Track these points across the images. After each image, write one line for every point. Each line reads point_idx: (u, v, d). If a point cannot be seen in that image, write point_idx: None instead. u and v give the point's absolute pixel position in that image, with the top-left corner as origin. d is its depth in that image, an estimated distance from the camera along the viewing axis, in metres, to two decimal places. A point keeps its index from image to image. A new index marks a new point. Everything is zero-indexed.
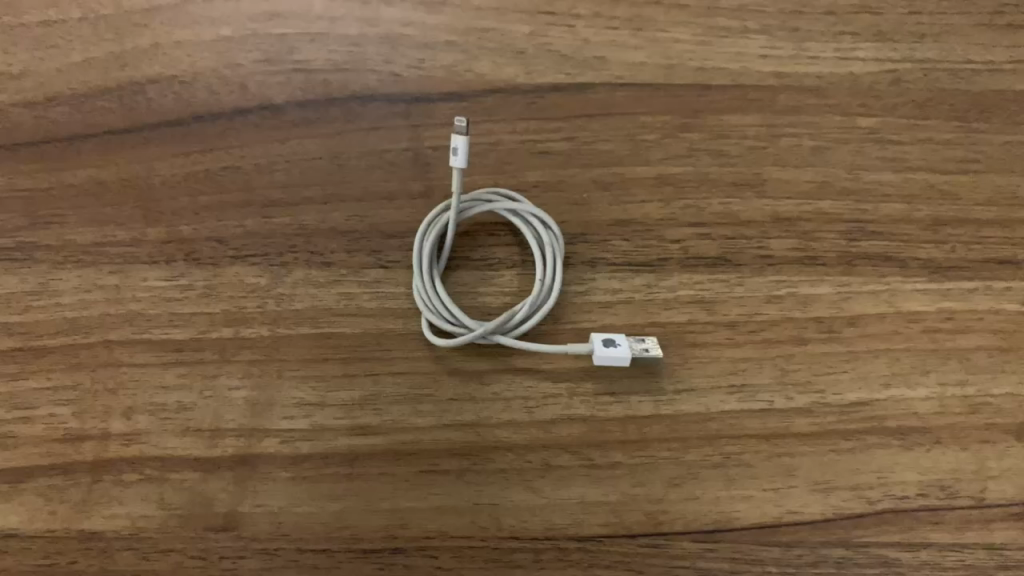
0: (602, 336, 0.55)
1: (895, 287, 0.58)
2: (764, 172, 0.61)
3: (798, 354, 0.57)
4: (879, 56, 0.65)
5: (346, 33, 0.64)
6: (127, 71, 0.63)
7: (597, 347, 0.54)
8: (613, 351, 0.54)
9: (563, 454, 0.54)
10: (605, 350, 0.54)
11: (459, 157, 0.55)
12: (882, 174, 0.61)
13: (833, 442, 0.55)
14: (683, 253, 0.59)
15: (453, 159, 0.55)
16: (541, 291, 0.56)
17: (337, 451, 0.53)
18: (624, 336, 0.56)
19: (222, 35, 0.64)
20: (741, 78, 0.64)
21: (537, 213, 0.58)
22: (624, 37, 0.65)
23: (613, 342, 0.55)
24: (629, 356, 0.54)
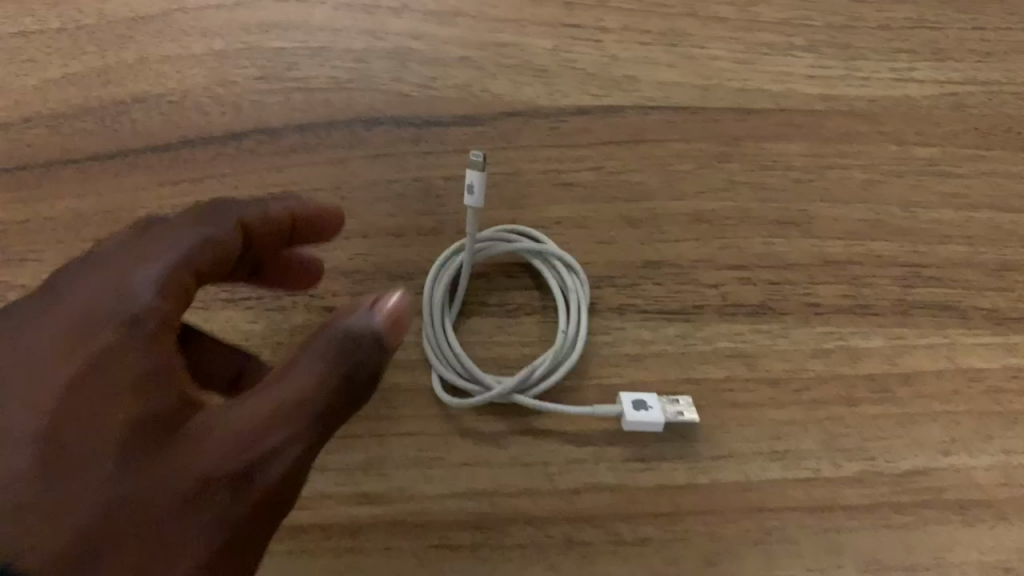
0: (633, 396, 0.50)
1: (955, 340, 0.53)
2: (811, 209, 0.56)
3: (847, 416, 0.51)
4: (938, 77, 0.59)
5: (351, 47, 0.59)
6: (110, 88, 0.57)
7: (629, 411, 0.49)
8: (644, 414, 0.49)
9: (587, 527, 0.49)
10: (637, 414, 0.49)
11: (475, 195, 0.49)
12: (941, 211, 0.56)
13: (885, 516, 0.50)
14: (722, 299, 0.53)
15: (467, 198, 0.49)
16: (565, 344, 0.51)
17: (340, 522, 0.49)
18: (657, 397, 0.50)
19: (215, 49, 0.58)
20: (785, 101, 0.58)
21: (561, 253, 0.53)
22: (657, 53, 0.59)
23: (644, 405, 0.49)
24: (663, 420, 0.49)
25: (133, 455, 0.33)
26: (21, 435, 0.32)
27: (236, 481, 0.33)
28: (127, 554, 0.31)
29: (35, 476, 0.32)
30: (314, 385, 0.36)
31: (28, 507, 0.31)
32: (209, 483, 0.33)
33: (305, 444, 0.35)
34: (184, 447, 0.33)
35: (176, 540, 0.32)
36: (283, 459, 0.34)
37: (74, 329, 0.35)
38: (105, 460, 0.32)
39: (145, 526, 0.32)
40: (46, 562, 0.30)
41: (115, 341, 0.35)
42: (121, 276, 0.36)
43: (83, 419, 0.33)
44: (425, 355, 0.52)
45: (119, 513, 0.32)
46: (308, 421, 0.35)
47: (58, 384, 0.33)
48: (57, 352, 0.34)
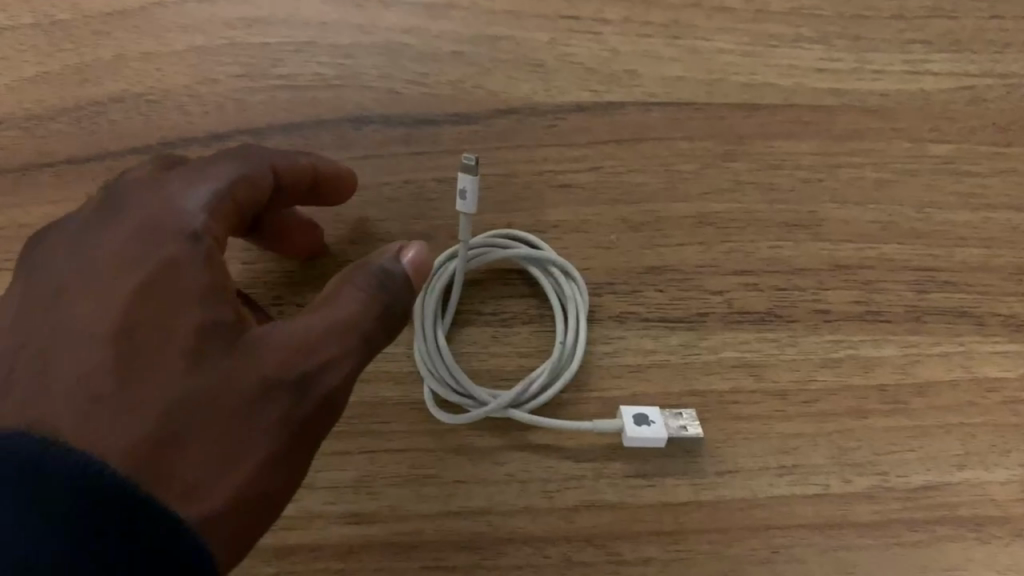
0: (634, 410, 0.48)
1: (971, 348, 0.51)
2: (820, 211, 0.53)
3: (857, 429, 0.49)
4: (954, 70, 0.56)
5: (339, 42, 0.56)
6: (87, 87, 0.55)
7: (630, 427, 0.47)
8: (647, 430, 0.47)
9: (587, 547, 0.47)
10: (638, 430, 0.47)
11: (466, 201, 0.46)
12: (957, 212, 0.53)
13: (898, 533, 0.48)
14: (728, 306, 0.51)
15: (458, 203, 0.46)
16: (562, 355, 0.48)
17: (330, 543, 0.47)
18: (659, 411, 0.48)
19: (196, 45, 0.56)
20: (793, 96, 0.55)
21: (559, 259, 0.50)
22: (659, 46, 0.57)
23: (645, 420, 0.47)
24: (665, 437, 0.47)
25: (203, 357, 0.34)
26: (93, 333, 0.33)
27: (295, 390, 0.35)
28: (198, 448, 0.33)
29: (110, 369, 0.32)
30: (367, 308, 0.38)
31: (104, 397, 0.32)
32: (270, 390, 0.35)
33: (361, 362, 0.37)
34: (248, 355, 0.35)
35: (240, 439, 0.34)
36: (337, 373, 0.36)
37: (138, 242, 0.36)
38: (176, 360, 0.33)
39: (213, 422, 0.33)
40: (123, 449, 0.31)
41: (177, 252, 0.36)
42: (176, 194, 0.37)
43: (153, 321, 0.34)
44: (417, 367, 0.50)
45: (191, 410, 0.33)
46: (363, 339, 0.37)
47: (125, 288, 0.34)
48: (121, 262, 0.35)
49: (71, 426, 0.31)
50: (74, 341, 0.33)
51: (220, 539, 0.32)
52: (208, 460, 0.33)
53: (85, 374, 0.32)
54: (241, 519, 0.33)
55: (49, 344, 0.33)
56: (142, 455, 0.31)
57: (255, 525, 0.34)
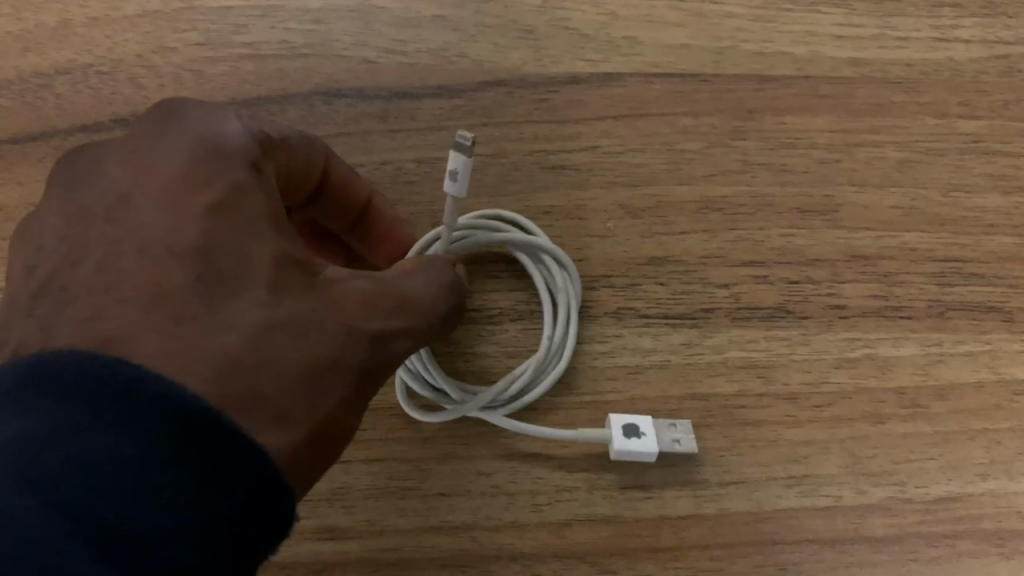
0: (624, 420, 0.44)
1: (999, 347, 0.47)
2: (837, 195, 0.49)
3: (873, 435, 0.45)
4: (986, 37, 0.51)
5: (308, 5, 0.51)
6: (31, 58, 0.50)
7: (618, 438, 0.43)
8: (636, 442, 0.43)
9: (580, 566, 0.43)
10: (627, 441, 0.43)
11: (457, 183, 0.40)
12: (986, 197, 0.49)
13: (915, 548, 0.44)
14: (734, 302, 0.47)
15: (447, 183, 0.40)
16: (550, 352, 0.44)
17: (301, 560, 0.43)
18: (653, 421, 0.44)
19: (150, 10, 0.51)
20: (809, 66, 0.50)
21: (551, 247, 0.45)
22: (662, 11, 0.52)
23: (636, 431, 0.44)
24: (657, 450, 0.43)
25: (279, 288, 0.32)
26: (166, 252, 0.31)
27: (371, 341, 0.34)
28: (284, 381, 0.31)
29: (188, 291, 0.30)
30: (434, 292, 0.37)
31: (186, 320, 0.30)
32: (350, 339, 0.33)
33: (424, 337, 0.37)
34: (326, 297, 0.33)
35: (321, 379, 0.32)
36: (404, 340, 0.35)
37: (202, 162, 0.33)
38: (255, 288, 0.32)
39: (297, 357, 0.31)
40: (210, 379, 0.29)
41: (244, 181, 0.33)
42: (234, 122, 0.35)
43: (230, 247, 0.32)
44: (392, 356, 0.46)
45: (273, 339, 0.31)
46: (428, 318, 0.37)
47: (196, 208, 0.32)
48: (187, 183, 0.33)
49: (155, 346, 0.29)
50: (147, 259, 0.31)
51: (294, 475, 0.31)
52: (292, 392, 0.31)
53: (165, 293, 0.30)
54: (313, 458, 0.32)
55: (118, 261, 0.31)
56: (226, 387, 0.29)
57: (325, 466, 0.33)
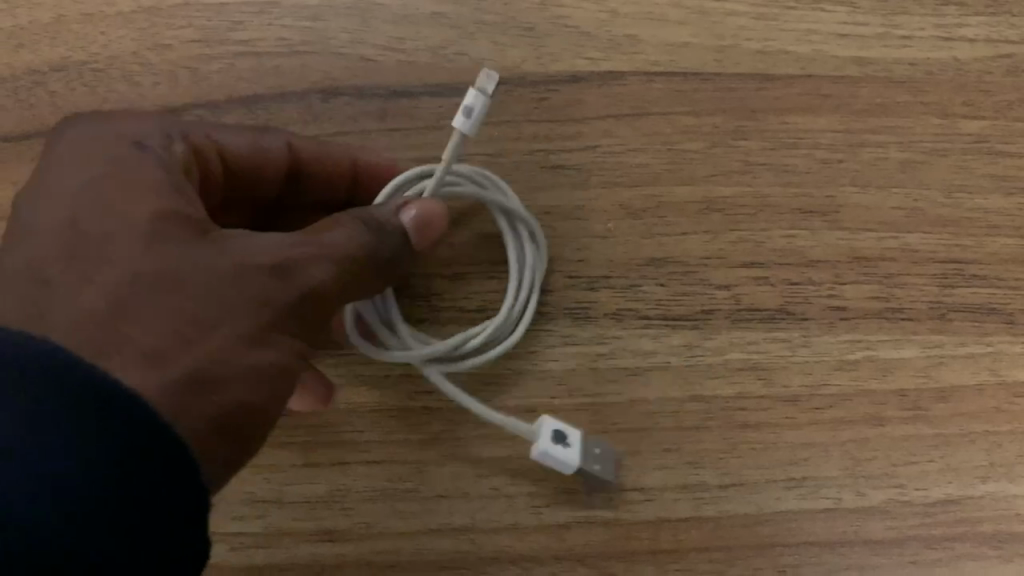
0: (558, 425, 0.42)
1: (1000, 350, 0.46)
2: (838, 196, 0.48)
3: (873, 438, 0.45)
4: (991, 36, 0.51)
5: (305, 2, 0.50)
6: (25, 55, 0.49)
7: (544, 439, 0.42)
8: (561, 450, 0.42)
9: (577, 568, 0.43)
10: (552, 448, 0.42)
11: (469, 121, 0.39)
12: (988, 198, 0.48)
13: (912, 551, 0.44)
14: (735, 303, 0.47)
15: (459, 121, 0.39)
16: (508, 320, 0.44)
17: (301, 562, 0.43)
18: (579, 435, 0.43)
19: (145, 6, 0.50)
20: (812, 65, 0.50)
21: (530, 219, 0.45)
22: (664, 8, 0.51)
23: (563, 440, 0.42)
24: (575, 465, 0.42)
25: (157, 241, 0.33)
26: (48, 226, 0.34)
27: (265, 278, 0.34)
28: (165, 323, 0.32)
29: (64, 259, 0.33)
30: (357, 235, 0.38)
31: (57, 282, 0.32)
32: (240, 279, 0.34)
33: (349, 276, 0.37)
34: (212, 245, 0.34)
35: (205, 321, 0.32)
36: (314, 274, 0.36)
37: (87, 151, 0.36)
38: (131, 241, 0.33)
39: (172, 300, 0.32)
40: (76, 330, 0.31)
41: (128, 158, 0.36)
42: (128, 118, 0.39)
43: (103, 214, 0.34)
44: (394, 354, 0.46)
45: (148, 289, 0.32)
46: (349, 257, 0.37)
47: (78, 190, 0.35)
48: (78, 170, 0.36)
49: (21, 313, 0.31)
50: (32, 241, 0.33)
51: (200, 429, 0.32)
52: (169, 333, 0.32)
53: (39, 266, 0.33)
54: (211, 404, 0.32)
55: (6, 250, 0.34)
56: (95, 333, 0.31)
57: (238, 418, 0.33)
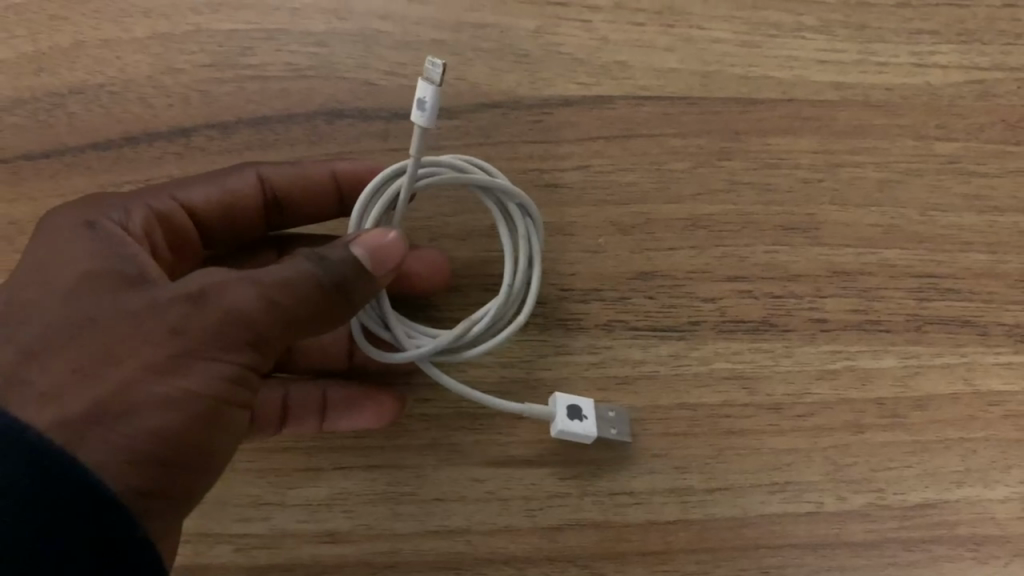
0: (568, 400, 0.45)
1: (974, 359, 0.49)
2: (819, 213, 0.51)
3: (853, 444, 0.47)
4: (963, 62, 0.54)
5: (312, 29, 0.53)
6: (44, 78, 0.52)
7: (560, 419, 0.44)
8: (577, 425, 0.45)
9: (569, 569, 0.45)
10: (569, 423, 0.45)
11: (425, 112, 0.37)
12: (962, 215, 0.51)
13: (892, 554, 0.46)
14: (720, 315, 0.49)
15: (415, 114, 0.37)
16: (508, 300, 0.43)
17: (302, 563, 0.45)
18: (592, 403, 0.46)
19: (160, 32, 0.53)
20: (793, 89, 0.53)
21: (519, 194, 0.44)
22: (652, 36, 0.54)
23: (578, 413, 0.45)
24: (594, 434, 0.45)
25: (80, 296, 0.36)
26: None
27: (179, 311, 0.36)
28: (75, 361, 0.34)
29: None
30: (296, 267, 0.37)
31: None
32: (155, 314, 0.36)
33: (282, 297, 0.37)
34: (134, 291, 0.36)
35: (109, 359, 0.35)
36: (237, 300, 0.36)
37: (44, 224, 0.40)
38: (56, 295, 0.36)
39: (79, 343, 0.35)
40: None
41: (76, 231, 0.39)
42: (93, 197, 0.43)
43: (39, 275, 0.37)
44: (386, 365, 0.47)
45: (59, 336, 0.35)
46: (282, 286, 0.37)
47: (29, 258, 0.39)
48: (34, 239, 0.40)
49: None
50: None
51: (112, 461, 0.34)
52: (74, 371, 0.34)
53: None
54: (118, 439, 0.34)
55: None
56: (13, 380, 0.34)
57: (157, 449, 0.35)
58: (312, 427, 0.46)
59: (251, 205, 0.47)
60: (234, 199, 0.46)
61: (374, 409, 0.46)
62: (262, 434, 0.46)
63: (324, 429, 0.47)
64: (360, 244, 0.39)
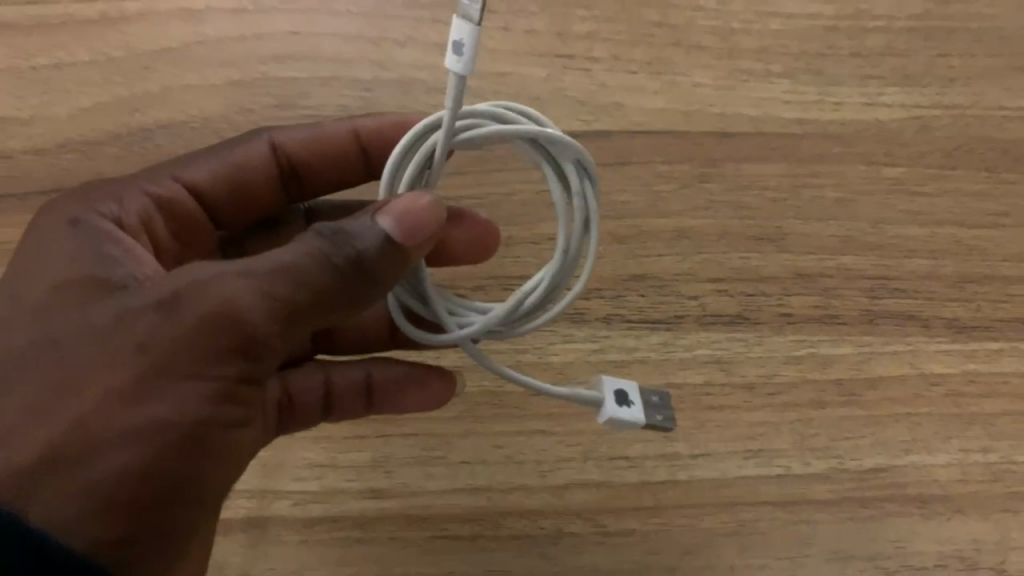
0: (615, 387, 0.48)
1: (918, 347, 0.57)
2: (785, 226, 0.60)
3: (816, 418, 0.56)
4: (906, 102, 0.63)
5: (359, 77, 0.64)
6: (136, 116, 0.62)
7: (610, 407, 0.47)
8: (625, 412, 0.47)
9: (576, 520, 0.53)
10: (617, 410, 0.47)
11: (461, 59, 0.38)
12: (907, 228, 0.60)
13: (850, 510, 0.54)
14: (701, 310, 0.58)
15: (450, 59, 0.37)
16: (560, 268, 0.45)
17: (349, 515, 0.53)
18: (636, 391, 0.48)
19: (232, 79, 0.64)
20: (763, 125, 0.62)
21: (574, 151, 0.43)
22: (643, 81, 0.64)
23: (625, 400, 0.48)
24: (642, 420, 0.47)
25: (66, 313, 0.40)
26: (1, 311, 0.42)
27: (153, 321, 0.39)
28: (63, 380, 0.39)
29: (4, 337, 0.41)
30: (285, 257, 0.40)
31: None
32: (140, 322, 0.39)
33: (269, 290, 0.40)
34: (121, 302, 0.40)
35: (80, 387, 0.38)
36: (224, 296, 0.39)
37: (36, 246, 0.44)
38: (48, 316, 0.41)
39: (65, 363, 0.39)
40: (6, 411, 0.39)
41: (66, 245, 0.44)
42: (83, 196, 0.48)
43: (32, 297, 0.42)
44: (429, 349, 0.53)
45: (51, 358, 0.39)
46: (271, 278, 0.40)
47: (23, 278, 0.43)
48: (28, 264, 0.44)
49: None
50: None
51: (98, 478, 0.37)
52: (62, 390, 0.38)
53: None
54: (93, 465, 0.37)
55: None
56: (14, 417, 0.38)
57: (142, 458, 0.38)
58: (358, 412, 0.53)
59: (261, 171, 0.54)
60: (241, 163, 0.53)
61: (425, 392, 0.53)
62: (314, 423, 0.53)
63: (371, 411, 0.54)
64: (387, 213, 0.41)
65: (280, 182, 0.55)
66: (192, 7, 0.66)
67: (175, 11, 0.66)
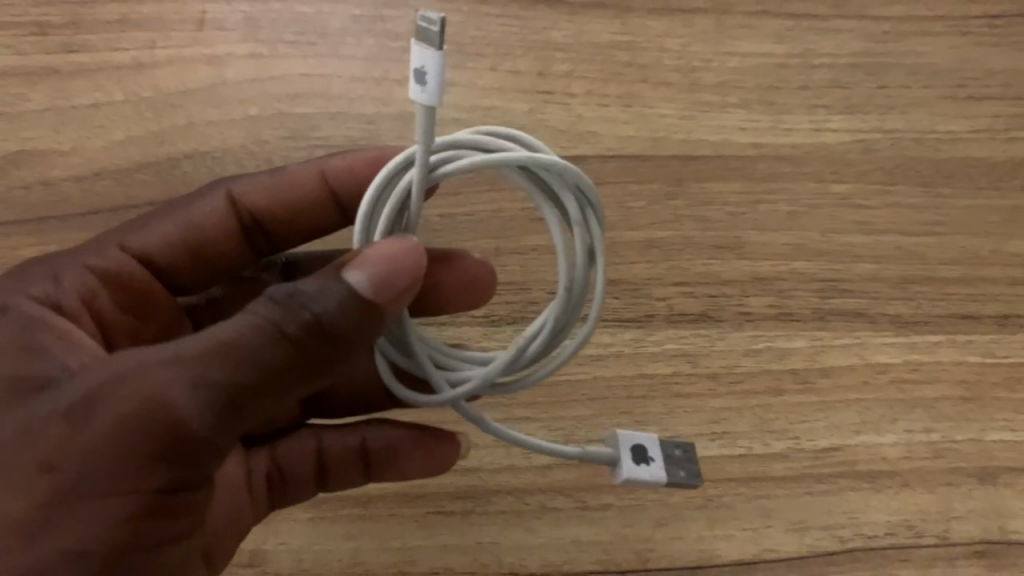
0: (632, 446, 0.51)
1: (866, 341, 0.64)
2: (743, 236, 0.67)
3: (775, 404, 0.61)
4: (850, 128, 0.71)
5: (363, 112, 0.72)
6: (164, 147, 0.70)
7: (629, 466, 0.50)
8: (644, 470, 0.51)
9: (558, 497, 0.59)
10: (636, 468, 0.51)
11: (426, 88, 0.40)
12: (854, 237, 0.67)
13: (807, 485, 0.59)
14: (669, 309, 0.64)
15: (415, 90, 0.40)
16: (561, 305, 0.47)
17: (352, 494, 0.59)
18: (655, 450, 0.52)
19: (250, 114, 0.72)
20: (723, 149, 0.70)
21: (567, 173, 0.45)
22: (615, 112, 0.72)
23: (643, 459, 0.51)
24: (661, 477, 0.51)
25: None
26: None
27: (82, 415, 0.38)
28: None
29: None
30: (224, 335, 0.38)
31: None
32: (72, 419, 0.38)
33: (207, 369, 0.38)
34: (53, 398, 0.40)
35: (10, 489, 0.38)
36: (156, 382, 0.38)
37: None
38: None
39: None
40: None
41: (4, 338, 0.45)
42: (19, 281, 0.50)
43: None
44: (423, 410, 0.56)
45: None
46: (209, 358, 0.38)
47: None
48: None
49: None
50: None
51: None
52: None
53: None
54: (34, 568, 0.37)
55: None
56: None
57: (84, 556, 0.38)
58: (356, 479, 0.56)
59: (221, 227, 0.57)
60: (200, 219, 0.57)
61: (423, 453, 0.56)
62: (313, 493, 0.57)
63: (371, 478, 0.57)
64: (356, 269, 0.41)
65: (240, 233, 0.58)
66: (215, 53, 0.74)
67: (199, 57, 0.74)
